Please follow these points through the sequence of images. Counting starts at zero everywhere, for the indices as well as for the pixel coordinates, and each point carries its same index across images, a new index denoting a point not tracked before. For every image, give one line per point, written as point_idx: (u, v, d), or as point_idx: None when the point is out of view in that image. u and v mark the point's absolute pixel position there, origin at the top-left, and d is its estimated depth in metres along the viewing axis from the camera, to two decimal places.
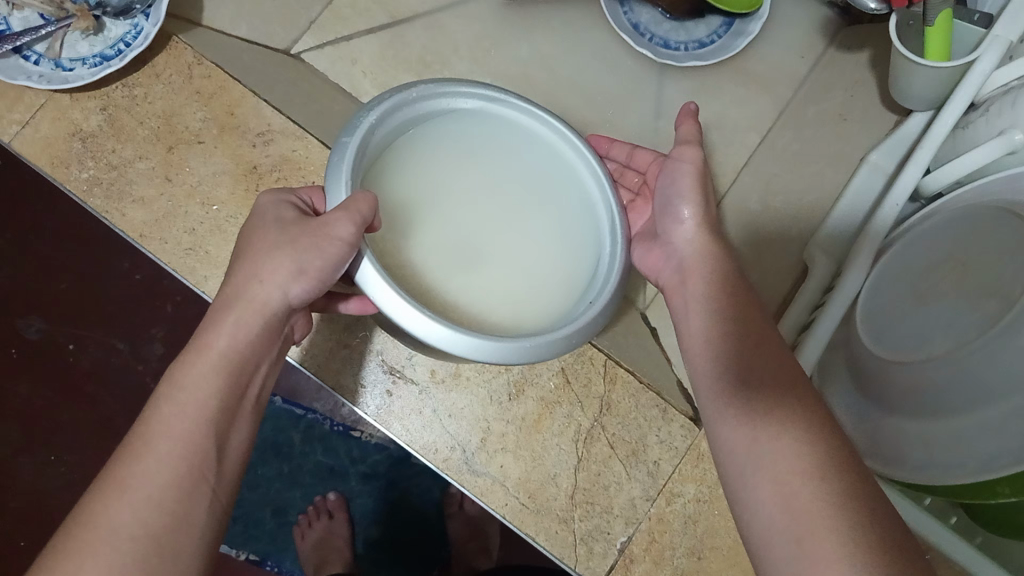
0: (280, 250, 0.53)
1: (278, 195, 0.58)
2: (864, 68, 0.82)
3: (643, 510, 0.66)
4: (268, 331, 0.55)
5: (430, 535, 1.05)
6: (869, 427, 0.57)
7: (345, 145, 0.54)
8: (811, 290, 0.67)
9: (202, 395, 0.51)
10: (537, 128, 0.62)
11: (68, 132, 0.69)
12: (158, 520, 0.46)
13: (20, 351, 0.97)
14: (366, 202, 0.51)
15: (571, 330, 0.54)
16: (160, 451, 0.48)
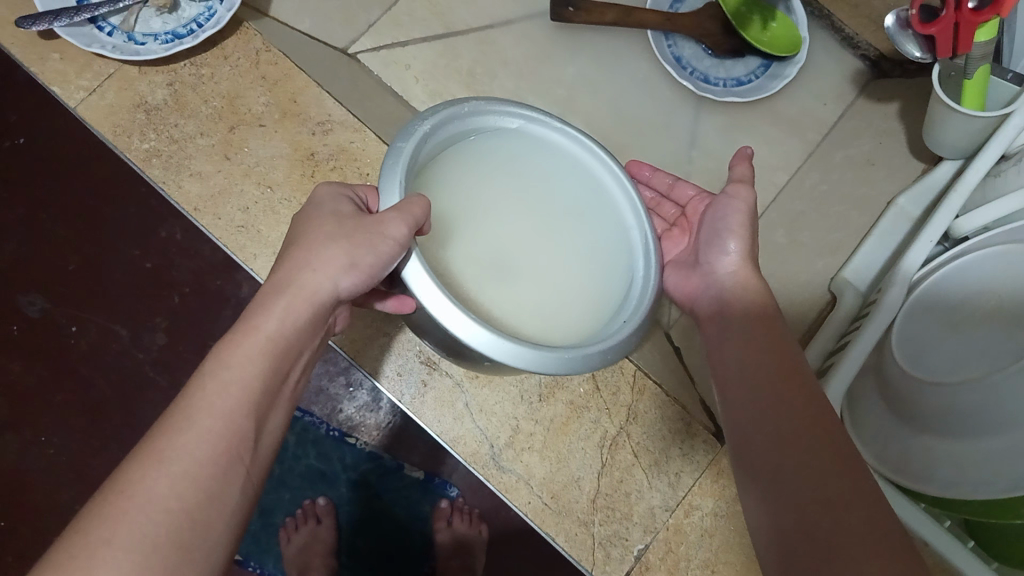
0: (331, 242, 0.51)
1: (336, 187, 0.56)
2: (893, 119, 0.86)
3: (661, 519, 0.68)
4: (315, 319, 0.52)
5: (414, 546, 1.01)
6: (901, 446, 0.60)
7: (399, 151, 0.52)
8: (837, 323, 0.70)
9: (246, 374, 0.47)
10: (577, 153, 0.60)
11: (133, 103, 0.72)
12: (192, 495, 0.42)
13: (20, 327, 0.93)
14: (420, 206, 0.50)
15: (607, 346, 0.51)
16: (202, 426, 0.44)
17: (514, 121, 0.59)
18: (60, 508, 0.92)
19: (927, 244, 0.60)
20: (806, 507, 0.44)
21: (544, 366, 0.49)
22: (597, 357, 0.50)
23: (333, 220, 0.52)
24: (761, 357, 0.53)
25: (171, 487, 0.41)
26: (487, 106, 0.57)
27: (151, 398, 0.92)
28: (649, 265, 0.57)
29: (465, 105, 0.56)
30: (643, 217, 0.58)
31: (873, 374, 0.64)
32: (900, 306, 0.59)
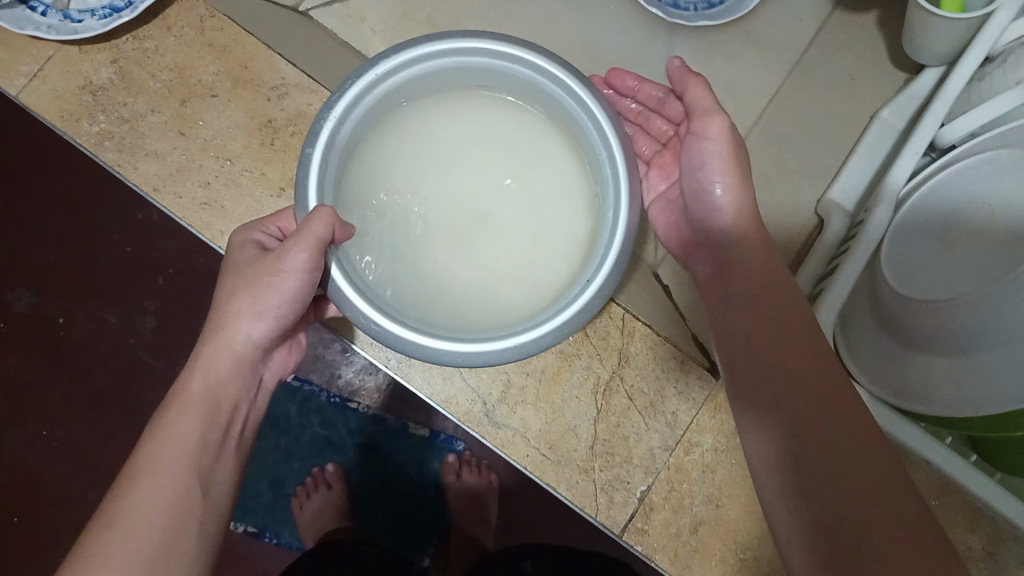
0: (235, 296, 0.53)
1: (247, 231, 0.58)
2: (874, 32, 0.83)
3: (662, 459, 0.67)
4: (239, 370, 0.55)
5: (427, 505, 1.00)
6: (897, 365, 0.59)
7: (309, 158, 0.52)
8: (827, 244, 0.69)
9: (182, 432, 0.51)
10: (530, 74, 0.56)
11: (78, 86, 0.69)
12: (149, 547, 0.46)
13: (5, 323, 0.95)
14: (321, 219, 0.49)
15: (556, 319, 0.51)
16: (151, 483, 0.49)
17: (451, 59, 0.55)
18: (71, 501, 0.95)
19: (912, 157, 0.60)
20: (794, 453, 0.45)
21: (484, 357, 0.50)
22: (549, 337, 0.51)
23: (237, 269, 0.55)
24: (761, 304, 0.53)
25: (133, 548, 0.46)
26: (413, 57, 0.55)
27: (147, 382, 0.94)
28: (619, 195, 0.53)
29: (379, 70, 0.54)
30: (608, 140, 0.54)
31: (864, 297, 0.63)
32: (886, 228, 0.59)
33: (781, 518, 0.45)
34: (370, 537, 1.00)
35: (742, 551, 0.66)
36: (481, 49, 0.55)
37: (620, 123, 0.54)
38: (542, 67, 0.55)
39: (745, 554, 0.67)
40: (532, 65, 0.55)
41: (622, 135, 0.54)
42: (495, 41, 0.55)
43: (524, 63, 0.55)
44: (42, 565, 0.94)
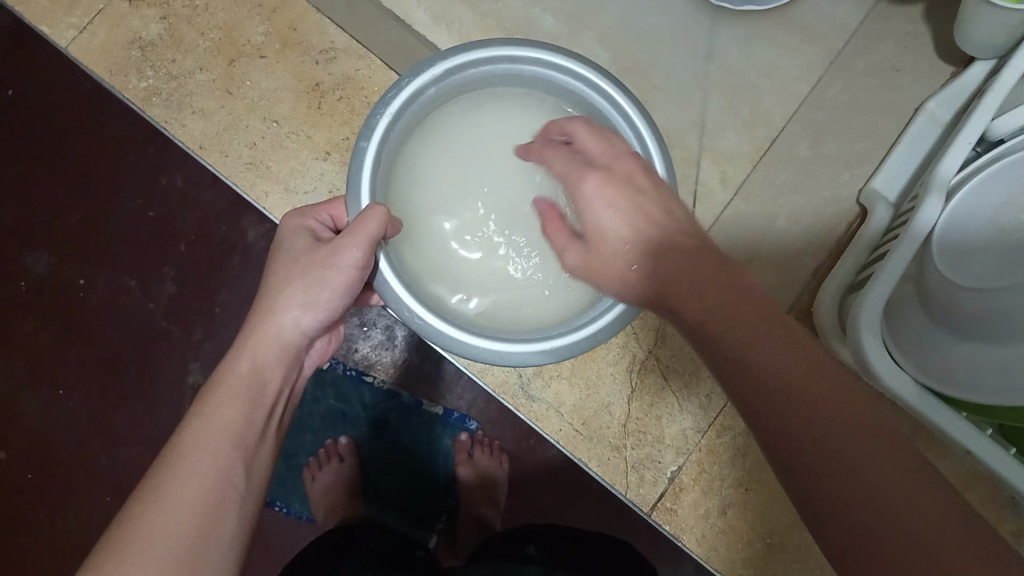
0: (290, 284, 0.54)
1: (299, 218, 0.58)
2: (917, 23, 0.80)
3: (693, 440, 0.73)
4: (283, 357, 0.55)
5: (436, 484, 0.99)
6: (944, 355, 0.58)
7: (363, 151, 0.53)
8: (867, 239, 0.70)
9: (227, 410, 0.51)
10: (583, 90, 0.57)
11: None
12: (189, 527, 0.45)
13: (27, 285, 0.96)
14: (374, 219, 0.50)
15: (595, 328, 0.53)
16: (195, 461, 0.48)
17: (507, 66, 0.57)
18: (84, 466, 0.94)
19: (963, 149, 0.59)
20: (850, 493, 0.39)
21: (525, 357, 0.53)
22: (584, 342, 0.53)
23: (289, 259, 0.55)
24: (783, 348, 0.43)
25: (182, 514, 0.45)
26: (471, 60, 0.55)
27: (165, 348, 0.94)
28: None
29: (439, 70, 0.55)
30: (657, 166, 0.54)
31: (912, 283, 0.62)
32: (936, 220, 0.58)
33: (822, 525, 0.40)
34: (381, 514, 0.98)
35: (767, 535, 0.74)
36: (540, 59, 0.56)
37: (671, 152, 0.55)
38: (597, 87, 0.56)
39: (770, 539, 0.74)
40: (589, 84, 0.56)
41: (672, 167, 0.55)
42: (555, 53, 0.56)
43: (567, 70, 0.56)
44: (50, 531, 0.93)
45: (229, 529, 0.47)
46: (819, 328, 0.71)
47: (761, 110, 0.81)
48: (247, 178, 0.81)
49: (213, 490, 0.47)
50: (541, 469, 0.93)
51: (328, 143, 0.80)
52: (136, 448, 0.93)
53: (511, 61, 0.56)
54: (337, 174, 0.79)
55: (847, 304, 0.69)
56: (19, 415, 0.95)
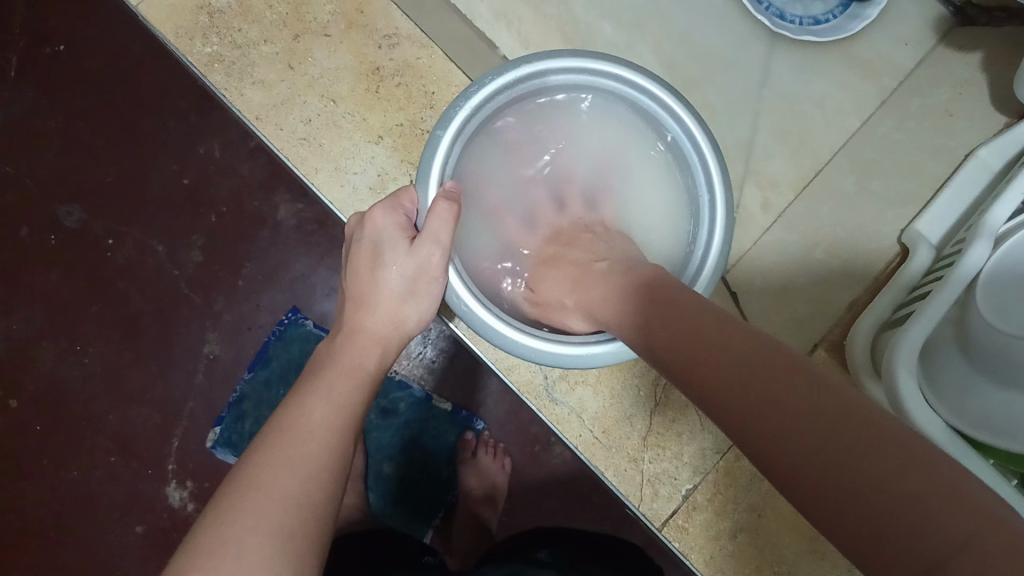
0: (387, 288, 0.60)
1: (384, 217, 0.61)
2: (974, 70, 0.78)
3: (710, 461, 0.77)
4: (372, 344, 0.60)
5: (436, 480, 0.99)
6: (980, 400, 0.58)
7: (438, 139, 0.59)
8: (903, 281, 0.71)
9: (336, 385, 0.55)
10: (648, 104, 0.62)
11: (197, 6, 0.83)
12: (315, 463, 0.49)
13: (57, 237, 0.96)
14: (446, 213, 0.57)
15: None
16: (309, 412, 0.53)
17: (578, 77, 0.62)
18: (95, 420, 0.94)
19: (1017, 197, 0.59)
20: (840, 494, 0.36)
21: (562, 358, 0.59)
22: (612, 354, 0.59)
23: (382, 261, 0.60)
24: (745, 369, 0.44)
25: (297, 474, 0.47)
26: (547, 66, 0.60)
27: (188, 313, 0.95)
28: (711, 236, 0.60)
29: (519, 73, 0.60)
30: (710, 179, 0.60)
31: (952, 325, 0.61)
32: (982, 265, 0.58)
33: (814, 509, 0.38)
34: (381, 502, 0.97)
35: (777, 564, 0.75)
36: (612, 73, 0.61)
37: (725, 167, 0.60)
38: (663, 103, 0.61)
39: (780, 566, 0.76)
40: (656, 98, 0.61)
41: (724, 180, 0.60)
42: (626, 70, 0.61)
43: (638, 87, 0.61)
44: (52, 479, 0.94)
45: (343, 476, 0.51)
46: (852, 364, 0.71)
47: (810, 141, 0.81)
48: (297, 153, 0.81)
49: (329, 441, 0.51)
50: (547, 477, 0.94)
51: (381, 128, 0.81)
52: (146, 409, 0.94)
53: (586, 74, 0.61)
54: (387, 159, 0.81)
55: (881, 341, 0.70)
56: (35, 361, 0.96)
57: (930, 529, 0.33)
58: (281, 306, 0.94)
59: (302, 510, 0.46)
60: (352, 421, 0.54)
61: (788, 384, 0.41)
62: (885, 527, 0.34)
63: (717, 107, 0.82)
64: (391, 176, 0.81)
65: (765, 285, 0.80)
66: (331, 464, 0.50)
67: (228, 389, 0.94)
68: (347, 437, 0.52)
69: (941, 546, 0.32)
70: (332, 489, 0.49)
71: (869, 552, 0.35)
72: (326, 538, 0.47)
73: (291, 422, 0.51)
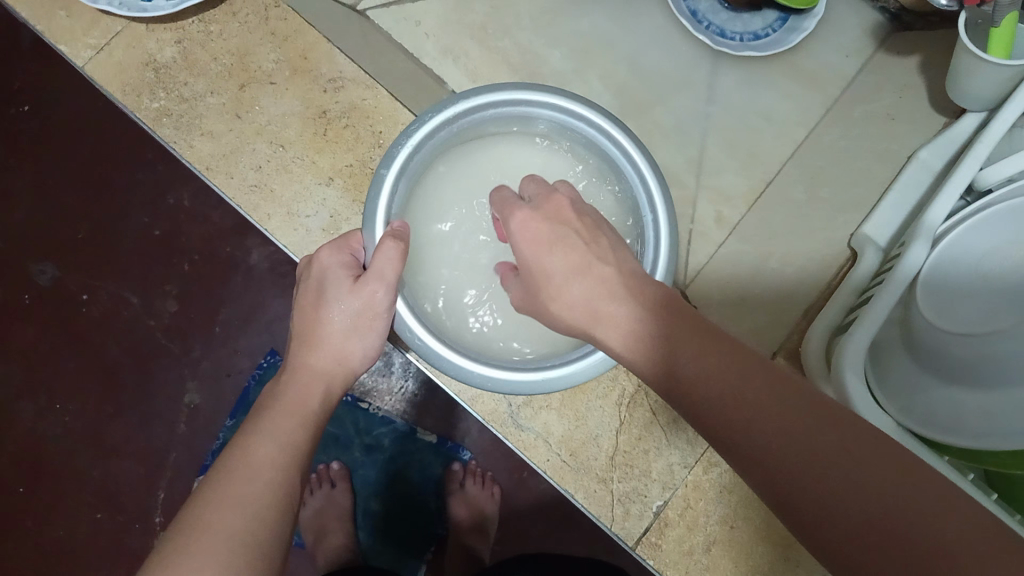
0: (334, 327, 0.62)
1: (333, 256, 0.63)
2: (913, 74, 0.81)
3: (680, 476, 0.78)
4: (321, 382, 0.61)
5: (423, 515, 0.98)
6: (927, 397, 0.60)
7: (383, 177, 0.60)
8: (853, 285, 0.72)
9: (286, 427, 0.56)
10: (588, 130, 0.63)
11: (144, 62, 0.84)
12: (258, 504, 0.50)
13: (31, 296, 0.96)
14: (392, 251, 0.58)
15: (582, 363, 0.59)
16: (258, 455, 0.53)
17: (518, 109, 0.63)
18: (79, 477, 0.94)
19: (952, 197, 0.61)
20: (818, 483, 0.39)
21: (515, 385, 0.59)
22: (566, 378, 0.60)
23: (325, 299, 0.62)
24: (730, 376, 0.45)
25: (239, 517, 0.48)
26: (486, 100, 0.62)
27: (161, 364, 0.95)
28: (656, 256, 0.61)
29: (459, 108, 0.61)
30: (652, 200, 0.61)
31: (898, 326, 0.63)
32: (921, 268, 0.60)
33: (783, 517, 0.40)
34: (370, 539, 0.97)
35: None
36: (550, 103, 0.62)
37: (667, 188, 0.61)
38: (602, 129, 0.62)
39: None
40: (595, 125, 0.62)
41: (666, 200, 0.61)
42: (565, 98, 0.62)
43: (578, 115, 0.63)
44: (32, 540, 0.93)
45: (288, 515, 0.52)
46: (807, 368, 0.72)
47: (760, 153, 0.83)
48: (249, 200, 0.82)
49: (276, 482, 0.52)
50: (535, 501, 0.94)
51: (331, 169, 0.82)
52: (127, 462, 0.94)
53: (525, 105, 0.63)
54: (339, 201, 0.82)
55: (835, 345, 0.71)
56: (14, 422, 0.95)
57: (906, 516, 0.36)
58: (258, 349, 0.94)
59: (244, 551, 0.47)
60: (298, 459, 0.55)
61: (763, 382, 0.44)
62: (862, 513, 0.37)
63: (666, 126, 0.84)
64: (345, 216, 0.82)
65: (725, 296, 0.79)
66: (278, 501, 0.51)
67: (210, 435, 0.94)
68: (292, 475, 0.53)
69: (915, 530, 0.35)
70: (280, 527, 0.50)
71: (841, 542, 0.37)
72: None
73: (235, 462, 0.52)
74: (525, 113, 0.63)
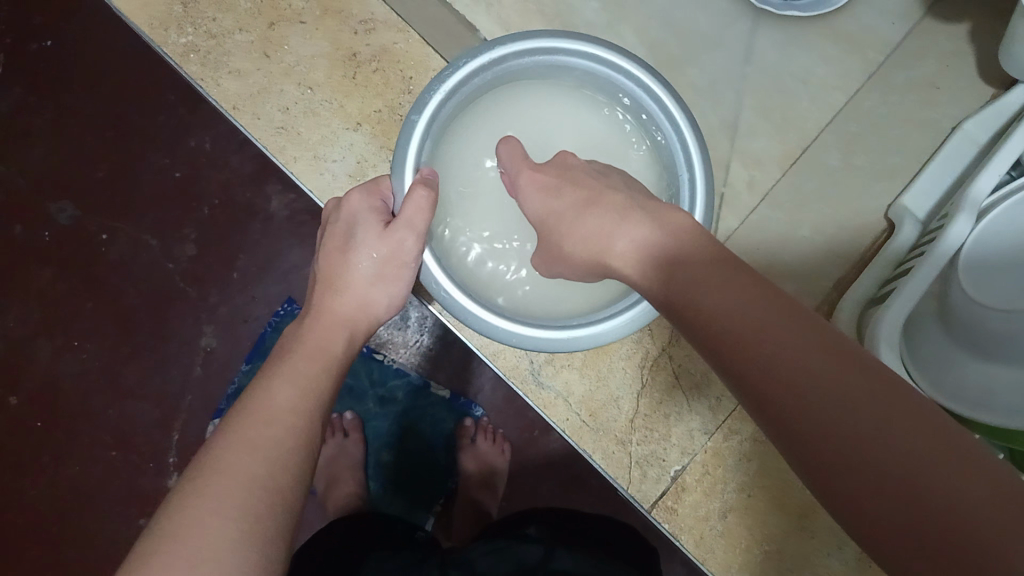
0: (360, 272, 0.62)
1: (363, 201, 0.63)
2: (960, 41, 0.78)
3: (699, 441, 0.78)
4: (344, 329, 0.61)
5: (434, 468, 0.98)
6: (956, 372, 0.59)
7: (413, 123, 0.58)
8: (888, 256, 0.72)
9: (307, 372, 0.55)
10: (625, 82, 0.61)
11: None
12: (280, 447, 0.50)
13: (50, 234, 0.96)
14: (421, 198, 0.57)
15: (610, 323, 0.58)
16: (281, 397, 0.53)
17: (553, 57, 0.61)
18: (94, 415, 0.94)
19: (1000, 168, 0.59)
20: (836, 437, 0.37)
21: (538, 342, 0.58)
22: (592, 338, 0.58)
23: (353, 244, 0.62)
24: (763, 325, 0.43)
25: (260, 459, 0.48)
26: (522, 47, 0.60)
27: (179, 307, 0.95)
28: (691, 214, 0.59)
29: (494, 55, 0.59)
30: (689, 157, 0.59)
31: (936, 300, 0.62)
32: (965, 241, 0.58)
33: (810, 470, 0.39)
34: (380, 490, 0.97)
35: (766, 543, 0.78)
36: (588, 53, 0.60)
37: (706, 145, 0.60)
38: (641, 83, 0.60)
39: (768, 546, 0.78)
40: (633, 78, 0.60)
41: (704, 159, 0.60)
42: (604, 49, 0.60)
43: (616, 66, 0.61)
44: (50, 475, 0.94)
45: (309, 459, 0.51)
46: None
47: (798, 116, 0.80)
48: (276, 142, 0.81)
49: (297, 426, 0.51)
50: (541, 458, 0.94)
51: (360, 114, 0.81)
52: (145, 403, 0.94)
53: (562, 54, 0.61)
54: (366, 146, 0.80)
55: (866, 318, 0.70)
56: (32, 359, 0.96)
57: (926, 485, 0.34)
58: (275, 297, 0.94)
59: (266, 492, 0.47)
60: (320, 404, 0.55)
61: (784, 334, 0.41)
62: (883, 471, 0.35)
63: (701, 84, 0.81)
64: (372, 163, 0.80)
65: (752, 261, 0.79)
66: (298, 444, 0.51)
67: (224, 380, 0.94)
68: (313, 420, 0.53)
69: (942, 507, 0.33)
70: (301, 471, 0.50)
71: (861, 497, 0.36)
72: (290, 520, 0.48)
73: (256, 404, 0.52)
74: (561, 60, 0.61)
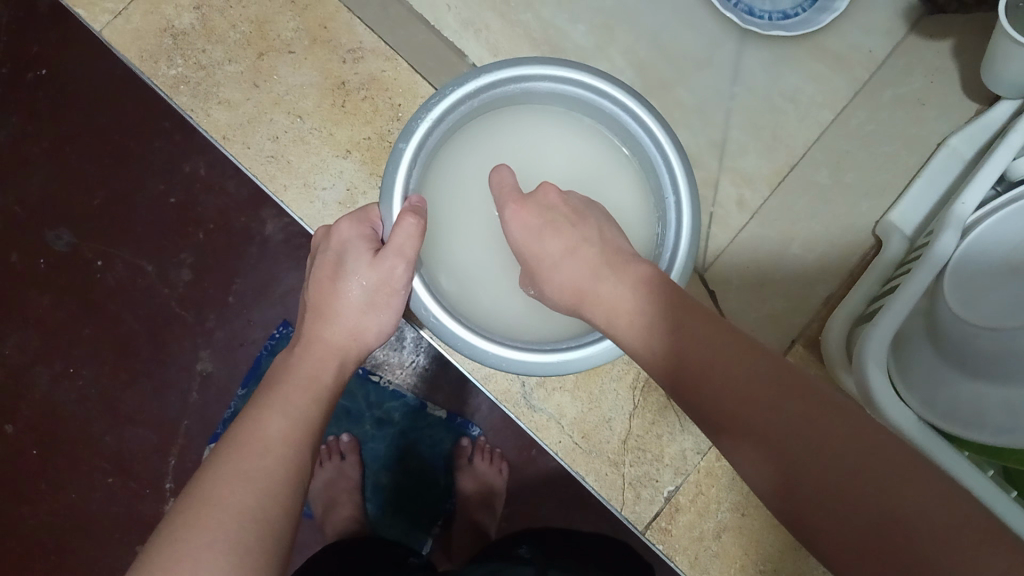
0: (350, 299, 0.62)
1: (354, 229, 0.63)
2: (946, 57, 0.77)
3: (693, 461, 0.78)
4: (333, 355, 0.61)
5: (430, 490, 0.98)
6: (945, 392, 0.59)
7: (401, 152, 0.59)
8: (878, 271, 0.72)
9: (297, 400, 0.56)
10: (611, 107, 0.62)
11: (161, 28, 0.84)
12: (271, 476, 0.50)
13: (48, 261, 0.96)
14: (410, 226, 0.57)
15: (597, 348, 0.58)
16: (273, 426, 0.53)
17: (539, 84, 0.61)
18: (91, 441, 0.94)
19: (983, 185, 0.60)
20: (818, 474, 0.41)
21: (525, 366, 0.58)
22: (581, 362, 0.58)
23: (344, 272, 0.62)
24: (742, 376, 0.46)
25: (251, 489, 0.48)
26: (507, 75, 0.60)
27: (175, 333, 0.95)
28: (678, 237, 0.60)
29: (480, 83, 0.60)
30: (675, 181, 0.60)
31: (922, 318, 0.63)
32: (951, 254, 0.59)
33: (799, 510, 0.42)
34: (379, 512, 0.97)
35: (762, 563, 0.78)
36: (573, 79, 0.61)
37: (692, 169, 0.60)
38: (625, 107, 0.61)
39: (763, 565, 0.78)
40: (618, 102, 0.61)
41: (689, 182, 0.60)
42: (589, 75, 0.61)
43: (602, 92, 0.61)
44: (47, 502, 0.94)
45: (300, 487, 0.52)
46: (827, 358, 0.72)
47: (783, 135, 0.81)
48: (266, 171, 0.82)
49: (288, 454, 0.52)
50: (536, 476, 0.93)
51: (349, 142, 0.82)
52: (142, 429, 0.94)
53: (548, 80, 0.61)
54: (356, 173, 0.81)
55: (856, 335, 0.71)
56: (31, 386, 0.95)
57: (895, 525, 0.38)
58: (271, 320, 0.94)
59: (258, 522, 0.47)
60: (311, 432, 0.55)
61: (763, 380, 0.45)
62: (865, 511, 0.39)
63: (689, 105, 0.82)
64: (361, 190, 0.81)
65: (743, 278, 0.78)
66: (288, 474, 0.51)
67: (220, 405, 0.94)
68: (304, 449, 0.53)
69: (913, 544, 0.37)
70: (293, 500, 0.50)
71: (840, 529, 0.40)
72: (283, 549, 0.48)
73: (247, 435, 0.52)
74: (547, 86, 0.62)
